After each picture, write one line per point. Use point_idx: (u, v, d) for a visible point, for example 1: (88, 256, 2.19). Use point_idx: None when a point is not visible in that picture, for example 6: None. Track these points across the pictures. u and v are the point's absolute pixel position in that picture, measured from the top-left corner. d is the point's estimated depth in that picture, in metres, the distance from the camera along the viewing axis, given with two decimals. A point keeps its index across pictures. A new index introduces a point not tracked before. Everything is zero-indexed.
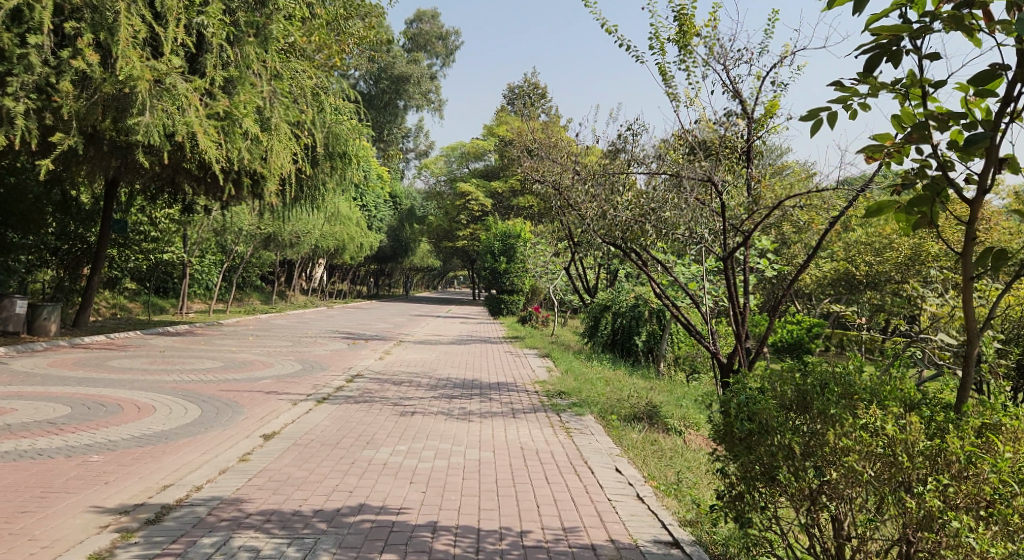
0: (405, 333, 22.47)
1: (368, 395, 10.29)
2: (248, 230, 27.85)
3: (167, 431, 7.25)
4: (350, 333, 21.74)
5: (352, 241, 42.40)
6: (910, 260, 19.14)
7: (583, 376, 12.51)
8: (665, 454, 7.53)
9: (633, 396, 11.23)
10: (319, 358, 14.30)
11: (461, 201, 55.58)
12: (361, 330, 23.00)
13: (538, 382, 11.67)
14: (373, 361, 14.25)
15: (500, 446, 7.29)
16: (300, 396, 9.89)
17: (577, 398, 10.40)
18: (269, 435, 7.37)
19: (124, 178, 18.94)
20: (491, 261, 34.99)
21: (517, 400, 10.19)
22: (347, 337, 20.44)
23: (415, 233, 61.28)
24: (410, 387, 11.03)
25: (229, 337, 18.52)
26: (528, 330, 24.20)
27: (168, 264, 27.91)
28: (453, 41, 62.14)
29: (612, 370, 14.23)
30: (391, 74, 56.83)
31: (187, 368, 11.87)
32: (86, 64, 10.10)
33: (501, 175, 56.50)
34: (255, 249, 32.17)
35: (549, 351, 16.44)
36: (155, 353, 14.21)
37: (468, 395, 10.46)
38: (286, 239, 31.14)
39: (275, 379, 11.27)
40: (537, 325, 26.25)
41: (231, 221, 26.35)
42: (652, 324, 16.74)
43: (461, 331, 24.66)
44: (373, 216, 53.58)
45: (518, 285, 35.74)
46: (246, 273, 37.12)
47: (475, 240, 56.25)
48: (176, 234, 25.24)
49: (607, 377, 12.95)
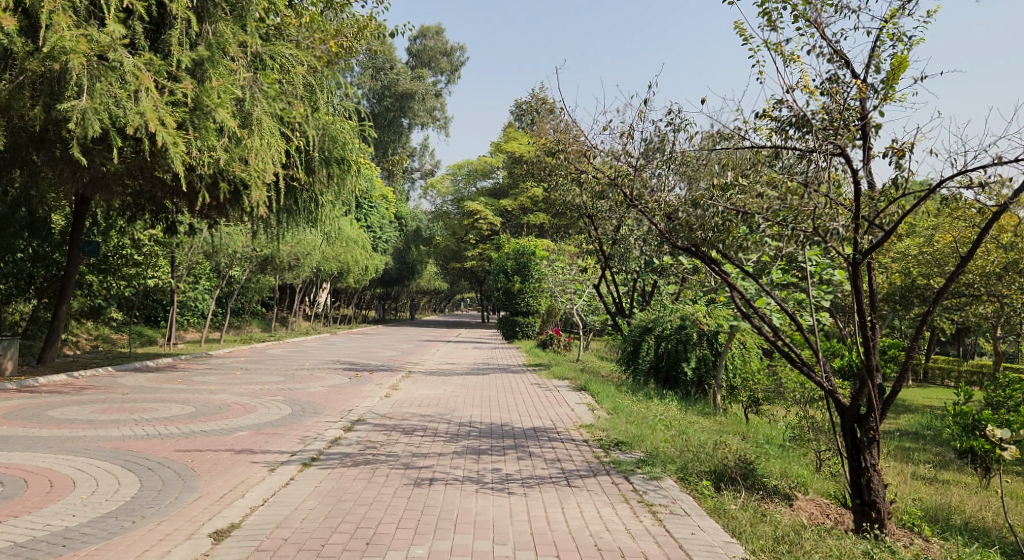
0: (415, 363, 20.13)
1: (371, 452, 7.94)
2: (242, 252, 25.65)
3: (71, 529, 4.96)
4: (353, 364, 19.41)
5: (357, 264, 40.23)
6: (997, 271, 16.51)
7: (637, 418, 10.16)
8: (803, 547, 5.17)
9: (709, 445, 8.83)
10: (314, 398, 11.97)
11: (469, 220, 53.27)
12: (366, 360, 20.65)
13: (586, 428, 9.29)
14: (379, 401, 11.90)
15: (565, 545, 4.94)
16: (282, 456, 7.56)
17: (642, 452, 8.01)
18: (223, 530, 5.04)
19: (95, 193, 16.71)
20: (504, 281, 32.70)
21: (565, 455, 7.79)
22: (349, 368, 18.11)
23: (421, 254, 59.19)
24: (425, 438, 8.69)
25: (215, 373, 16.19)
26: (550, 356, 21.88)
27: (157, 291, 25.73)
28: (458, 56, 60.40)
29: (666, 407, 11.82)
30: (394, 91, 55.05)
31: (147, 418, 9.54)
32: (3, 32, 7.96)
33: (511, 192, 54.24)
34: (251, 273, 29.99)
35: (584, 382, 14.07)
36: (117, 395, 11.88)
37: (500, 449, 8.08)
38: (284, 261, 28.96)
39: (253, 430, 8.93)
40: (559, 350, 23.87)
41: (222, 241, 24.12)
42: (702, 349, 14.68)
43: (477, 358, 22.32)
44: (379, 238, 51.42)
45: (534, 306, 33.29)
46: (244, 300, 34.90)
47: (484, 260, 54.07)
48: (163, 256, 23.02)
49: (667, 418, 10.53)
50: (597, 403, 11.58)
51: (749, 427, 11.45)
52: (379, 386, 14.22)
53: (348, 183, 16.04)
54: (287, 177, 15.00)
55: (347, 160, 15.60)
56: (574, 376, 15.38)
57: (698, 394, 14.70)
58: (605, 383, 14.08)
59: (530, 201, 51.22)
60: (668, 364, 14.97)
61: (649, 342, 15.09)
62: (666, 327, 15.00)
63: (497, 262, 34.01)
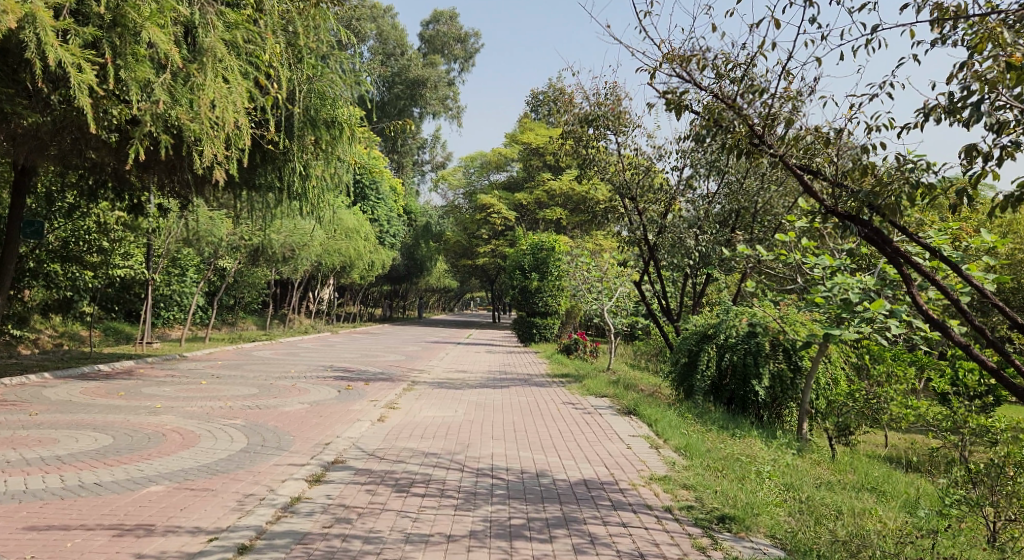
0: (419, 370, 17.26)
1: (342, 531, 5.03)
2: (229, 242, 22.87)
3: None
4: (347, 371, 16.55)
5: (361, 257, 37.52)
6: None
7: (730, 467, 7.21)
8: None
9: (854, 520, 5.89)
10: (284, 424, 9.07)
11: (482, 215, 50.31)
12: (363, 366, 17.79)
13: (663, 486, 6.36)
14: (368, 429, 9.00)
15: None
16: (193, 545, 4.65)
17: (772, 544, 5.04)
18: None
19: (39, 164, 13.94)
20: (520, 278, 29.81)
21: (653, 546, 4.87)
22: (341, 377, 15.22)
23: (431, 250, 56.36)
24: (427, 502, 5.76)
25: (175, 381, 13.32)
26: (576, 364, 18.98)
27: (133, 283, 23.00)
28: (472, 43, 57.54)
29: (751, 447, 8.87)
30: (405, 78, 52.27)
31: (31, 457, 6.67)
32: None
33: (527, 186, 51.25)
34: (242, 265, 27.23)
35: (632, 403, 11.11)
36: (23, 412, 9.04)
37: (542, 529, 5.15)
38: (277, 252, 26.19)
39: (175, 482, 6.03)
40: (586, 357, 20.92)
41: (202, 226, 21.33)
42: (778, 363, 11.81)
43: (492, 365, 19.39)
44: (386, 231, 48.60)
45: (553, 306, 30.29)
46: (237, 295, 32.22)
47: (497, 256, 51.25)
48: (136, 244, 20.26)
49: (766, 465, 7.57)
50: (658, 440, 8.69)
51: (866, 477, 8.48)
52: (373, 404, 11.34)
53: (341, 156, 13.19)
54: (262, 142, 12.14)
55: (338, 123, 12.72)
56: (616, 393, 12.41)
57: (772, 421, 11.75)
58: (659, 405, 11.12)
59: (546, 195, 48.40)
60: (734, 382, 11.98)
61: (708, 353, 12.10)
62: (731, 335, 12.05)
63: (513, 258, 31.11)
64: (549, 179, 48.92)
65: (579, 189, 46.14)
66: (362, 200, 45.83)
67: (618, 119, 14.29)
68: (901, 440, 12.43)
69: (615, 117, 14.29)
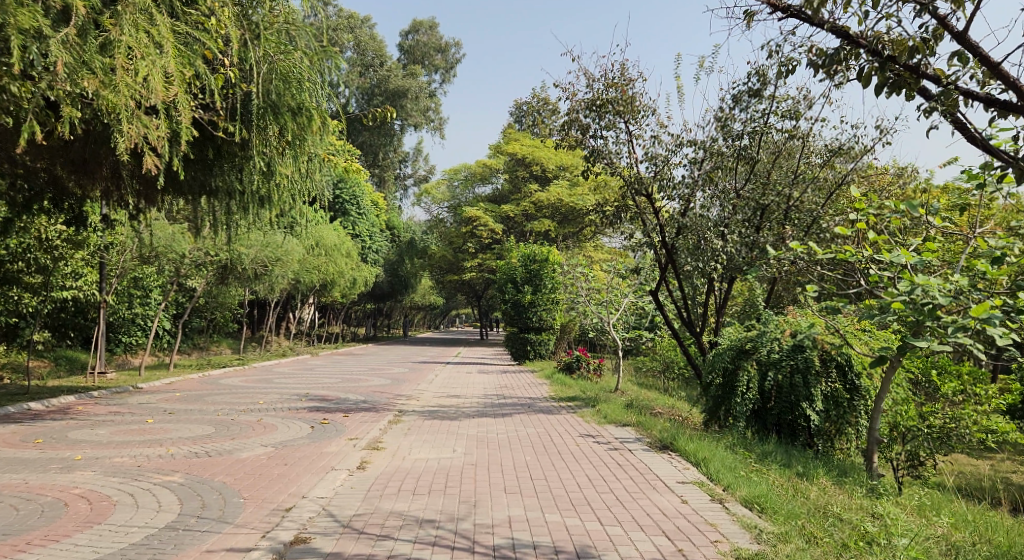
0: (406, 397, 15.26)
1: None
2: (193, 258, 20.82)
3: None
4: (324, 401, 14.53)
5: (341, 274, 35.48)
6: None
7: (832, 534, 5.34)
8: None
9: None
10: (236, 478, 7.07)
11: (467, 228, 48.43)
12: (342, 394, 15.79)
13: None
14: (343, 484, 7.03)
15: None
16: None
17: None
18: None
19: None
20: (512, 292, 27.92)
21: None
22: (317, 408, 13.21)
23: (415, 266, 54.26)
24: None
25: (116, 419, 11.23)
26: (581, 384, 17.05)
27: (88, 306, 20.90)
28: (452, 53, 55.95)
29: (833, 495, 7.00)
30: (385, 89, 50.54)
31: None
32: None
33: (513, 197, 49.47)
34: (211, 285, 25.14)
35: (666, 434, 9.22)
36: None
37: None
38: (248, 269, 24.16)
39: None
40: (589, 376, 19.00)
41: (162, 242, 19.59)
42: (832, 382, 9.96)
43: (486, 389, 17.39)
44: (368, 247, 46.55)
45: (547, 322, 28.35)
46: (208, 318, 30.04)
47: (485, 271, 49.32)
48: (87, 263, 18.18)
49: (871, 525, 5.70)
50: (716, 486, 6.81)
51: (984, 527, 6.63)
52: (352, 444, 9.36)
53: (301, 151, 11.20)
54: (210, 130, 10.20)
55: (304, 108, 10.76)
56: (642, 422, 10.49)
57: (830, 451, 9.84)
58: (696, 436, 9.25)
59: (534, 206, 46.76)
60: (780, 406, 10.11)
61: (746, 371, 10.29)
62: (772, 350, 10.25)
63: (503, 271, 29.21)
64: (536, 190, 47.30)
65: (568, 199, 44.58)
66: (342, 215, 43.78)
67: (626, 107, 12.42)
68: (973, 471, 10.66)
69: (625, 104, 12.42)
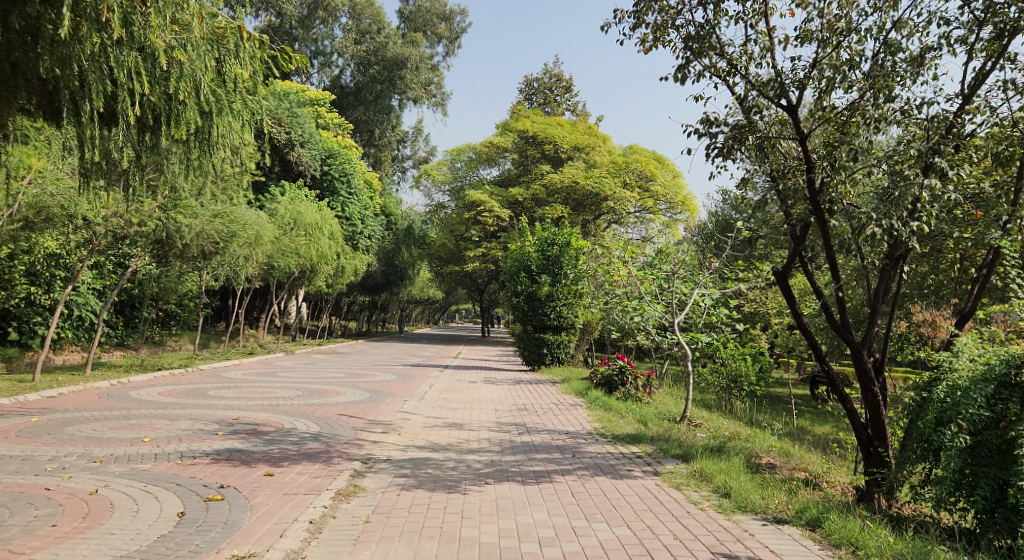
0: (383, 431, 10.10)
1: None
2: (110, 227, 15.58)
3: None
4: (252, 435, 9.37)
5: (323, 259, 30.26)
6: None
7: None
8: None
9: None
10: None
11: (470, 214, 43.16)
12: (287, 422, 10.65)
13: None
14: None
15: None
16: None
17: None
18: None
19: None
20: (526, 282, 22.85)
21: None
22: (228, 455, 8.03)
23: (413, 256, 49.04)
24: None
25: None
26: (634, 412, 11.92)
27: None
28: (457, 22, 50.69)
29: None
30: (382, 57, 45.00)
31: None
32: None
33: (522, 180, 44.12)
34: (148, 266, 19.88)
35: None
36: None
37: None
38: (192, 251, 18.88)
39: None
40: (638, 397, 13.86)
41: (49, 198, 13.77)
42: None
43: (500, 414, 12.23)
44: (359, 234, 41.12)
45: (567, 320, 23.07)
46: (158, 307, 24.85)
47: (489, 262, 44.09)
48: None
49: None
50: None
51: None
52: None
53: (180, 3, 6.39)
54: None
55: None
56: (834, 524, 5.24)
57: None
58: None
59: (545, 190, 41.41)
60: None
61: None
62: None
63: (515, 256, 24.03)
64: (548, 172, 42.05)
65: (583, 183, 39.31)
66: (329, 194, 38.48)
67: None
68: None
69: None
